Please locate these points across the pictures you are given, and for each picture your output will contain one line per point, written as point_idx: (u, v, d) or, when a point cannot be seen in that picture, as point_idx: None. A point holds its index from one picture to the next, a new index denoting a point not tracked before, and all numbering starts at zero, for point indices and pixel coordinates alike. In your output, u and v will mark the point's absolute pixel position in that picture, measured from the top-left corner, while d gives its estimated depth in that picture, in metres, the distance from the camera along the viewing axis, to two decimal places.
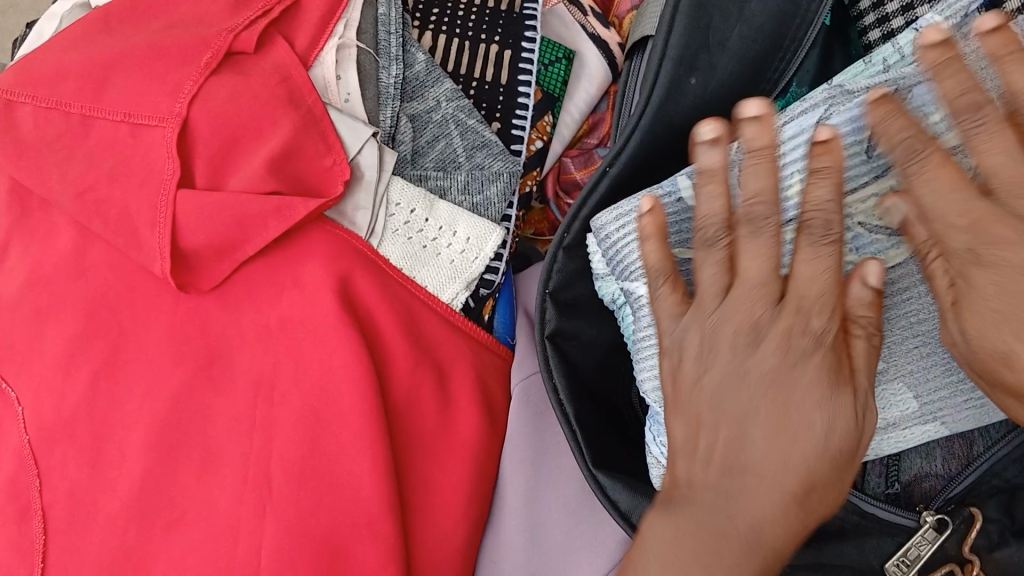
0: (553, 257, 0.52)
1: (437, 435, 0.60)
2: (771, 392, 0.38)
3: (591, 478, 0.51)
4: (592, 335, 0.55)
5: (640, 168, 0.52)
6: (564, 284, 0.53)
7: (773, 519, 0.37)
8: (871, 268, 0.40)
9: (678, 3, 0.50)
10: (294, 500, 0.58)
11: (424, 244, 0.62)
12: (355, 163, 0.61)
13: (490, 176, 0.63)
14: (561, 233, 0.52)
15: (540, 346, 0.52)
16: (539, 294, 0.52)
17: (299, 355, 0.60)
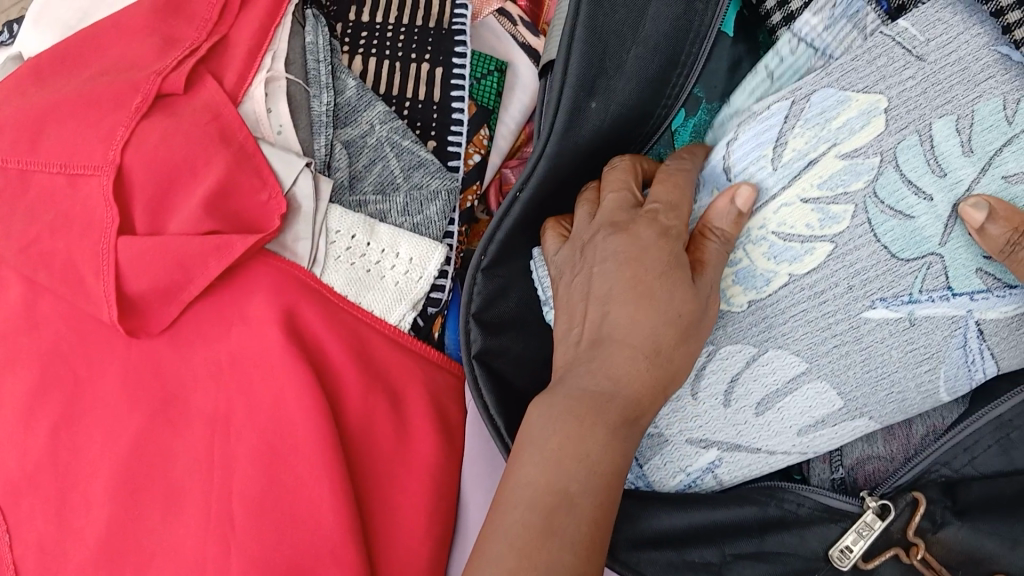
0: (472, 278, 0.53)
1: (396, 457, 0.61)
2: (626, 269, 0.46)
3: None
4: (529, 346, 0.55)
5: (551, 190, 0.53)
6: (487, 305, 0.54)
7: (632, 376, 0.43)
8: (741, 190, 0.49)
9: (574, 26, 0.50)
10: (257, 534, 0.58)
11: (368, 268, 0.62)
12: (292, 194, 0.61)
13: (429, 195, 0.63)
14: (478, 256, 0.53)
15: (468, 365, 0.53)
16: (462, 316, 0.53)
17: (252, 390, 0.60)
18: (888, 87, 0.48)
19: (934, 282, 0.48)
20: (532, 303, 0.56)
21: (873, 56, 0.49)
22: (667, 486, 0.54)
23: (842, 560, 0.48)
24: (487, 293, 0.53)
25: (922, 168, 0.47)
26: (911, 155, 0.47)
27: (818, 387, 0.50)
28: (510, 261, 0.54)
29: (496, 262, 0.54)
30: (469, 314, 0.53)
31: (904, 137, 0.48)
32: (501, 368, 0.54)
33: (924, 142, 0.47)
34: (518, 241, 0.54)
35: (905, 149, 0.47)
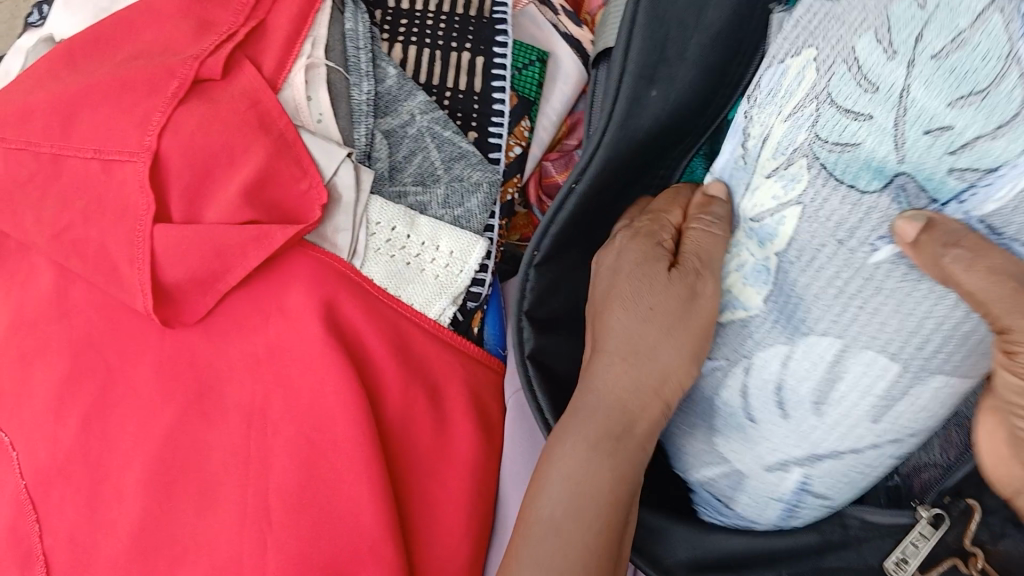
0: (526, 275, 0.52)
1: (435, 453, 0.60)
2: (619, 282, 0.47)
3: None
4: (573, 343, 0.55)
5: (607, 183, 0.52)
6: (538, 302, 0.53)
7: (628, 387, 0.45)
8: (713, 184, 0.47)
9: (635, 14, 0.48)
10: (295, 531, 0.58)
11: (408, 261, 0.61)
12: (332, 184, 0.60)
13: (470, 187, 0.62)
14: (531, 252, 0.51)
15: (521, 366, 0.52)
16: (515, 314, 0.52)
17: (290, 383, 0.59)
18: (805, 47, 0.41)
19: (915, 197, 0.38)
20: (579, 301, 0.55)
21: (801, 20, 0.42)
22: (763, 517, 0.50)
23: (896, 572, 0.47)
24: (539, 290, 0.52)
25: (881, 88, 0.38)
26: (845, 80, 0.39)
27: (857, 366, 0.42)
28: (563, 256, 0.53)
29: (549, 259, 0.52)
30: (521, 312, 0.52)
31: (834, 70, 0.40)
32: (552, 366, 0.54)
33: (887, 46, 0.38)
34: (568, 239, 0.52)
35: (867, 61, 0.38)
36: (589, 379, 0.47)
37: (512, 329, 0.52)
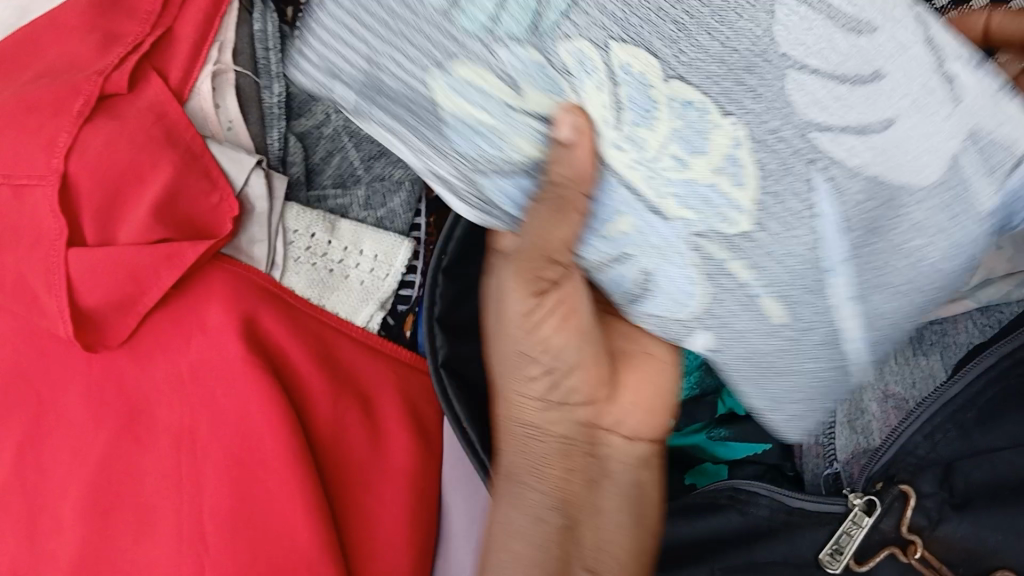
0: (433, 283, 0.50)
1: (371, 465, 0.58)
2: (531, 342, 0.43)
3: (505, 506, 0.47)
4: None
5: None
6: (451, 307, 0.51)
7: (555, 447, 0.43)
8: (566, 122, 0.36)
9: None
10: (230, 554, 0.56)
11: (331, 268, 0.60)
12: (243, 195, 0.58)
13: (392, 186, 0.61)
14: (437, 257, 0.50)
15: (433, 376, 0.49)
16: (426, 320, 0.49)
17: (216, 403, 0.57)
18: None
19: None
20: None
21: (324, 63, 0.40)
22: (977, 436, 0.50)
23: (832, 563, 0.50)
24: (449, 293, 0.50)
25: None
26: (506, 19, 0.35)
27: (925, 201, 0.38)
28: (473, 260, 0.52)
29: (457, 264, 0.51)
30: (433, 319, 0.49)
31: None
32: (472, 372, 0.51)
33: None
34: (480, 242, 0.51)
35: (484, 5, 0.36)
36: (547, 449, 0.43)
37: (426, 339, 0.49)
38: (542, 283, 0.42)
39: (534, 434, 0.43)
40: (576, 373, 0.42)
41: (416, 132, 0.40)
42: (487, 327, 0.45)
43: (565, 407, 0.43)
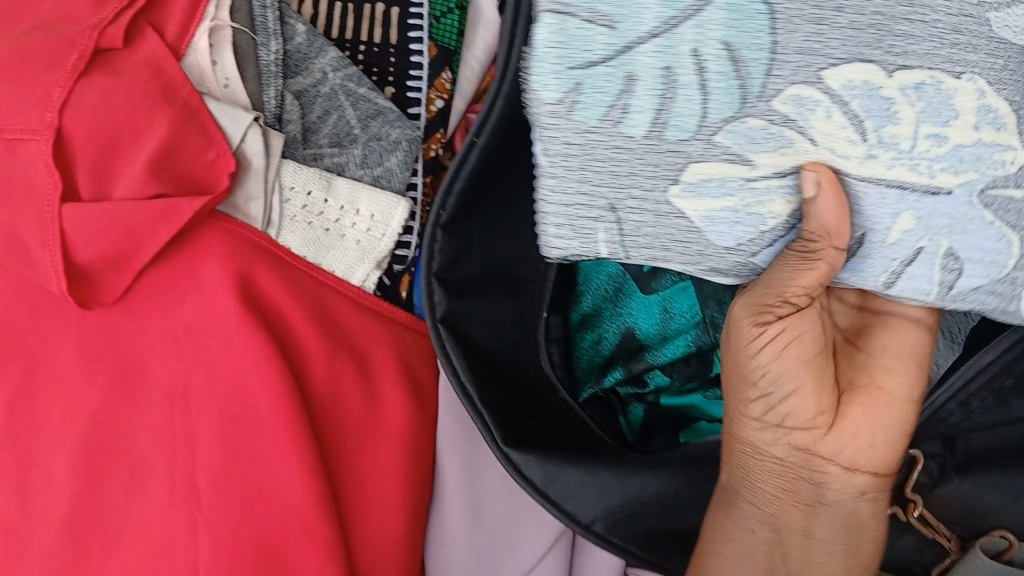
0: (432, 238, 0.49)
1: (365, 425, 0.58)
2: (813, 413, 0.49)
3: (506, 458, 0.51)
4: (491, 306, 0.54)
5: (513, 131, 0.50)
6: (449, 264, 0.51)
7: (810, 521, 0.51)
8: (809, 178, 0.45)
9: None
10: (224, 511, 0.56)
11: (327, 228, 0.59)
12: (240, 152, 0.57)
13: (388, 146, 0.60)
14: (436, 212, 0.49)
15: (433, 330, 0.50)
16: (424, 277, 0.50)
17: (210, 361, 0.57)
18: (636, 117, 0.45)
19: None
20: (490, 263, 0.53)
21: (575, 233, 0.49)
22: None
23: None
24: (446, 248, 0.50)
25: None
26: (691, 98, 0.45)
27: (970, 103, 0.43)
28: (470, 217, 0.51)
29: (456, 220, 0.50)
30: (430, 273, 0.50)
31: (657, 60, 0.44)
32: (467, 330, 0.52)
33: (592, 19, 0.44)
34: (476, 198, 0.50)
35: (678, 96, 0.45)
36: (795, 506, 0.52)
37: (424, 293, 0.50)
38: (773, 367, 0.49)
39: (760, 450, 0.51)
40: (796, 400, 0.49)
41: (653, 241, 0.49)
42: (754, 406, 0.50)
43: (812, 458, 0.50)
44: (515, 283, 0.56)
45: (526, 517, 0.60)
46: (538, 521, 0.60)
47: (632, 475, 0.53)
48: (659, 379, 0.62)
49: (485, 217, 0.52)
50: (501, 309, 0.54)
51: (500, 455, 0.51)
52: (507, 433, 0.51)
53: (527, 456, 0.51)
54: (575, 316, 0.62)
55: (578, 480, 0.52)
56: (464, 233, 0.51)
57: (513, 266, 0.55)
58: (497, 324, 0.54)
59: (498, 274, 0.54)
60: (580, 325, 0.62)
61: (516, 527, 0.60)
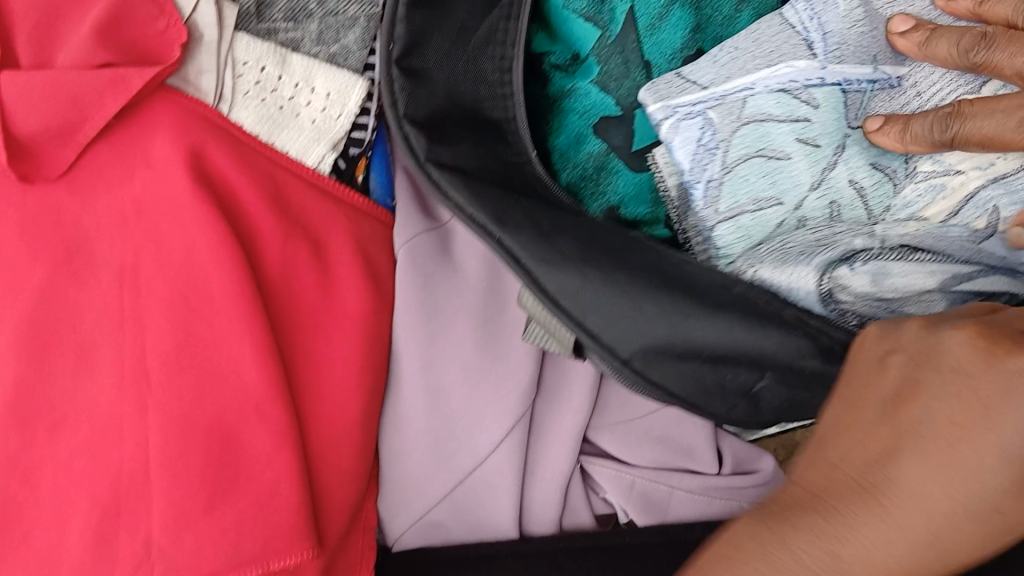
0: (388, 75, 0.50)
1: (321, 308, 0.57)
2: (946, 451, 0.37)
3: (533, 279, 0.49)
4: (476, 139, 0.53)
5: None
6: (416, 105, 0.51)
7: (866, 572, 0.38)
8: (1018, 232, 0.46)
9: None
10: (175, 391, 0.55)
11: (281, 105, 0.57)
12: (192, 23, 0.55)
13: (346, 22, 0.58)
14: (387, 46, 0.50)
15: (421, 172, 0.51)
16: (391, 119, 0.50)
17: (161, 239, 0.56)
18: (722, 129, 0.51)
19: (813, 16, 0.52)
20: (461, 99, 0.52)
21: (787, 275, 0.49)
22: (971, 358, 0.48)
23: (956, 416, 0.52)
24: (409, 88, 0.51)
25: (796, 104, 0.51)
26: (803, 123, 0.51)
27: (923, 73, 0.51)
28: (426, 50, 0.51)
29: (409, 56, 0.51)
30: (397, 116, 0.50)
31: (753, 89, 0.51)
32: (459, 167, 0.52)
33: (686, 87, 0.52)
34: (430, 32, 0.51)
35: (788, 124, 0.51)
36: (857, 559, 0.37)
37: (399, 140, 0.50)
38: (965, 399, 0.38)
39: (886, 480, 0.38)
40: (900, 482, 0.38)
41: (903, 278, 0.48)
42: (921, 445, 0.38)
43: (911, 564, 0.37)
44: (493, 122, 0.53)
45: (483, 408, 0.58)
46: (496, 410, 0.58)
47: (685, 317, 0.49)
48: None
49: (444, 49, 0.52)
50: (484, 147, 0.53)
51: (531, 284, 0.50)
52: (529, 249, 0.49)
53: (555, 275, 0.49)
54: (564, 187, 0.56)
55: (604, 300, 0.49)
56: (426, 61, 0.51)
57: (484, 104, 0.53)
58: (489, 164, 0.53)
59: (470, 111, 0.53)
60: (567, 202, 0.56)
61: (472, 418, 0.58)
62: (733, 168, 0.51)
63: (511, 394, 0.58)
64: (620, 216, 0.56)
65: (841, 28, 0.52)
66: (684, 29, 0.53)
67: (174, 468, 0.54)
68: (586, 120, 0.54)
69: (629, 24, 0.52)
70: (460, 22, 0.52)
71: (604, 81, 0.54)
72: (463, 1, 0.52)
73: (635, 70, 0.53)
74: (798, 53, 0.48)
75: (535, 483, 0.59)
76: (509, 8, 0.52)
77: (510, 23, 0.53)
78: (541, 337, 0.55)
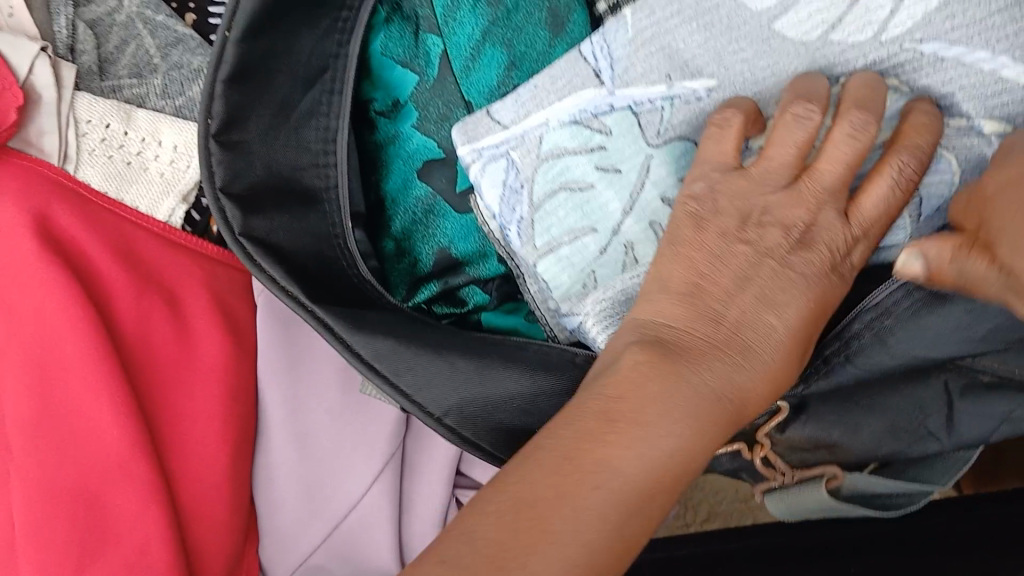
0: (205, 148, 0.46)
1: (181, 361, 0.56)
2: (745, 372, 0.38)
3: (348, 350, 0.46)
4: (295, 218, 0.49)
5: (271, 27, 0.45)
6: (234, 176, 0.47)
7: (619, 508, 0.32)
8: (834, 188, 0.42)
9: None
10: (34, 459, 0.53)
11: (128, 160, 0.57)
12: (28, 84, 0.54)
13: (190, 74, 0.58)
14: (204, 121, 0.45)
15: (234, 244, 0.46)
16: (207, 192, 0.46)
17: (9, 304, 0.54)
18: (536, 169, 0.48)
19: (608, 59, 0.46)
20: (279, 170, 0.49)
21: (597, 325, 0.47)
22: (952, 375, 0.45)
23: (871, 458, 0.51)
24: (227, 160, 0.46)
25: (589, 134, 0.47)
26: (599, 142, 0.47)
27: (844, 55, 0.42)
28: (247, 124, 0.47)
29: (228, 130, 0.46)
30: (215, 188, 0.46)
31: (550, 123, 0.47)
32: (275, 243, 0.48)
33: (503, 147, 0.48)
34: (249, 105, 0.46)
35: (580, 157, 0.47)
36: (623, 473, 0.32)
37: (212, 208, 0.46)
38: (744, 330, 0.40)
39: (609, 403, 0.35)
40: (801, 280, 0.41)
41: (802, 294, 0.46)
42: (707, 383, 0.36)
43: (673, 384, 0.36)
44: (311, 194, 0.50)
45: (352, 448, 0.58)
46: (365, 450, 0.58)
47: (487, 372, 0.47)
48: (479, 298, 0.55)
49: (263, 123, 0.48)
50: (303, 221, 0.50)
51: (346, 352, 0.46)
52: (350, 325, 0.46)
53: (375, 346, 0.46)
54: (388, 246, 0.54)
55: (436, 370, 0.46)
56: (247, 132, 0.47)
57: (304, 175, 0.50)
58: (304, 240, 0.49)
59: (290, 184, 0.50)
60: (396, 254, 0.54)
61: (342, 459, 0.58)
62: (543, 203, 0.48)
63: (379, 432, 0.58)
64: (455, 263, 0.54)
65: (629, 54, 0.46)
66: (499, 66, 0.49)
67: (41, 535, 0.52)
68: (409, 166, 0.52)
69: (444, 66, 0.50)
70: (281, 96, 0.48)
71: (423, 125, 0.51)
72: (283, 75, 0.47)
73: (456, 111, 0.51)
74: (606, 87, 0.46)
75: (412, 519, 0.58)
76: (331, 82, 0.50)
77: (332, 96, 0.50)
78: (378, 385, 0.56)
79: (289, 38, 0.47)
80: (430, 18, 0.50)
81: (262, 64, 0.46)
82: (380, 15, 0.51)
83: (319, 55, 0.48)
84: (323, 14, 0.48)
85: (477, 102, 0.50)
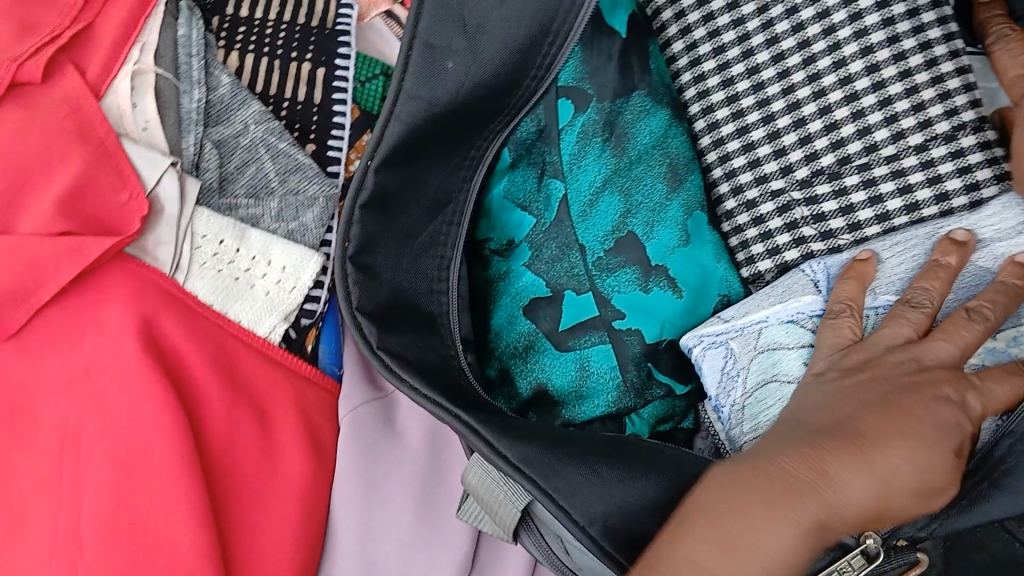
0: (344, 271, 0.49)
1: (262, 477, 0.57)
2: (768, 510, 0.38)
3: (494, 458, 0.45)
4: (420, 336, 0.51)
5: (411, 168, 0.51)
6: (370, 296, 0.50)
7: None
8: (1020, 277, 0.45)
9: (409, 50, 0.49)
10: (107, 560, 0.53)
11: (237, 276, 0.59)
12: (154, 196, 0.57)
13: (305, 201, 0.61)
14: (342, 244, 0.49)
15: (375, 359, 0.49)
16: (346, 312, 0.49)
17: (104, 405, 0.55)
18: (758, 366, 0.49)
19: (825, 271, 0.51)
20: (405, 293, 0.51)
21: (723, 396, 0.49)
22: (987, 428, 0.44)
23: None
24: (363, 282, 0.49)
25: (804, 333, 0.49)
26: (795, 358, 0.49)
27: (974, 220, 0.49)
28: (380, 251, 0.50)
29: (363, 254, 0.50)
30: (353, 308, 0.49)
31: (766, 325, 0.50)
32: (409, 356, 0.50)
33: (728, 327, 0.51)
34: (391, 232, 0.51)
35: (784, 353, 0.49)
36: None
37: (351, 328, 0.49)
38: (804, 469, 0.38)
39: None
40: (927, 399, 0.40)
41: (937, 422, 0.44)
42: None
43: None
44: (431, 319, 0.52)
45: None
46: None
47: (631, 485, 0.44)
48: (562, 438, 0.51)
49: (392, 248, 0.51)
50: (429, 343, 0.51)
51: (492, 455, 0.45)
52: (495, 430, 0.46)
53: (518, 454, 0.45)
54: (495, 373, 0.55)
55: (580, 479, 0.44)
56: (387, 248, 0.51)
57: (423, 301, 0.52)
58: (432, 357, 0.51)
59: (415, 307, 0.52)
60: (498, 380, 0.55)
61: None
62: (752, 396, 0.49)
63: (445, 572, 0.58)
64: (550, 400, 0.53)
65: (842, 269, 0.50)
66: (615, 213, 0.53)
67: None
68: (516, 302, 0.54)
69: (564, 207, 0.53)
70: (408, 226, 0.51)
71: (535, 264, 0.54)
72: (412, 209, 0.51)
73: (570, 252, 0.53)
74: (818, 294, 0.50)
75: None
76: (453, 213, 0.53)
77: (452, 227, 0.53)
78: (476, 518, 0.52)
79: (420, 170, 0.51)
80: (556, 164, 0.54)
81: (398, 191, 0.51)
82: (504, 161, 0.55)
83: (447, 188, 0.52)
84: (451, 151, 0.52)
85: (592, 247, 0.53)
